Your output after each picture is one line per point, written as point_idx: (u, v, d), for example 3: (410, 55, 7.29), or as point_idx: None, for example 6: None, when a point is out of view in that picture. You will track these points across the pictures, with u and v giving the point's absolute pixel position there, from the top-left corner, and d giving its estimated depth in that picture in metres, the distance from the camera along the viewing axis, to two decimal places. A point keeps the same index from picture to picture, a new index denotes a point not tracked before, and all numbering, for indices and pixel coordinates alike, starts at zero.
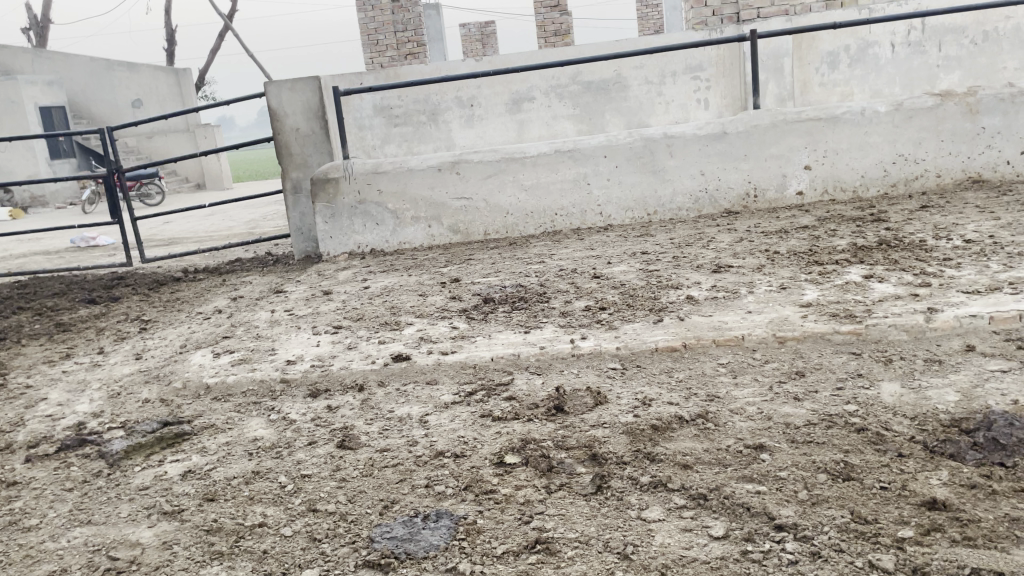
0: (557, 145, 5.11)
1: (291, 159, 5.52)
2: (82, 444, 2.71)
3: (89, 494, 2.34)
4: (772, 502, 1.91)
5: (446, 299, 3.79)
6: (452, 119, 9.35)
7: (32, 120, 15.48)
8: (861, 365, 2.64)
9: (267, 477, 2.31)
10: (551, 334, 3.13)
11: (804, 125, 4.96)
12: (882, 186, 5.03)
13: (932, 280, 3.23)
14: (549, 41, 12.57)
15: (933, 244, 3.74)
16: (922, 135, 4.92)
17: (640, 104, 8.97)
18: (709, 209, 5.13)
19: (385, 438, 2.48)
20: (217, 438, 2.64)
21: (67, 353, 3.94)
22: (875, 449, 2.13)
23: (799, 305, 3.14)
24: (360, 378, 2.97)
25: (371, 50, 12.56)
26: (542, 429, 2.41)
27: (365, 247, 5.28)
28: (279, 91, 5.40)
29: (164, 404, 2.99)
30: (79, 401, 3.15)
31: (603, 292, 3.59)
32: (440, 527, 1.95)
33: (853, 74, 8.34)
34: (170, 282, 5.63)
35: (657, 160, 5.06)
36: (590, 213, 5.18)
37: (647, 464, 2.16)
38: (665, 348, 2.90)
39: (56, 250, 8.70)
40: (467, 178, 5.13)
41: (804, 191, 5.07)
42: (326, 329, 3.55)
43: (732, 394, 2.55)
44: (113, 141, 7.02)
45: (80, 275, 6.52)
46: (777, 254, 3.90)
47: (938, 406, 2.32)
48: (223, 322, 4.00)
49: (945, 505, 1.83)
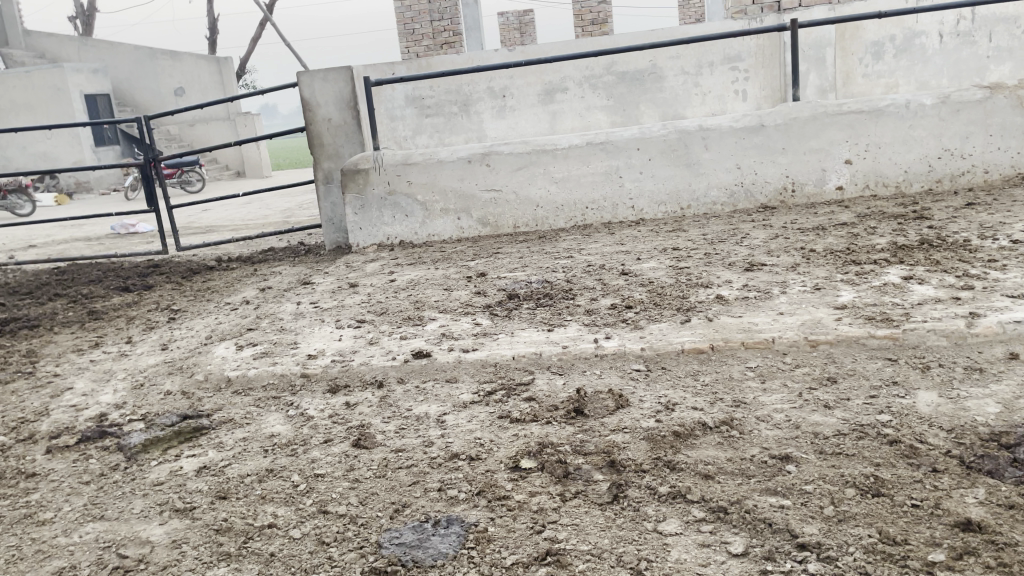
0: (588, 137, 5.02)
1: (323, 150, 5.50)
2: (102, 436, 2.71)
3: (105, 488, 2.34)
4: (796, 518, 1.83)
5: (471, 294, 3.74)
6: (484, 110, 9.26)
7: (76, 107, 15.74)
8: (897, 372, 2.53)
9: (281, 476, 2.28)
10: (574, 332, 3.06)
11: (845, 118, 4.80)
12: (926, 181, 4.85)
13: (975, 282, 3.09)
14: (585, 30, 12.43)
15: (978, 244, 3.59)
16: (970, 129, 4.74)
17: (676, 95, 8.85)
18: (745, 203, 5.00)
19: (401, 437, 2.44)
20: (234, 433, 2.62)
21: (96, 342, 3.97)
22: (908, 463, 2.03)
23: (834, 306, 3.03)
24: (380, 374, 2.93)
25: (407, 39, 12.53)
26: (561, 432, 2.35)
27: (394, 239, 5.25)
28: (312, 81, 5.38)
29: (185, 397, 2.98)
30: (102, 392, 3.16)
31: (630, 289, 3.51)
32: (450, 534, 1.91)
33: (899, 65, 8.22)
34: (203, 271, 5.66)
35: (692, 152, 4.94)
36: (622, 207, 5.08)
37: (667, 472, 2.09)
38: (691, 349, 2.81)
39: (96, 237, 8.82)
40: (497, 170, 5.06)
41: (844, 186, 4.91)
42: (349, 323, 3.52)
43: (760, 400, 2.46)
44: (150, 129, 7.06)
45: (117, 262, 6.60)
46: (813, 253, 3.77)
47: (978, 418, 2.20)
48: (249, 313, 4.00)
49: (980, 527, 1.73)
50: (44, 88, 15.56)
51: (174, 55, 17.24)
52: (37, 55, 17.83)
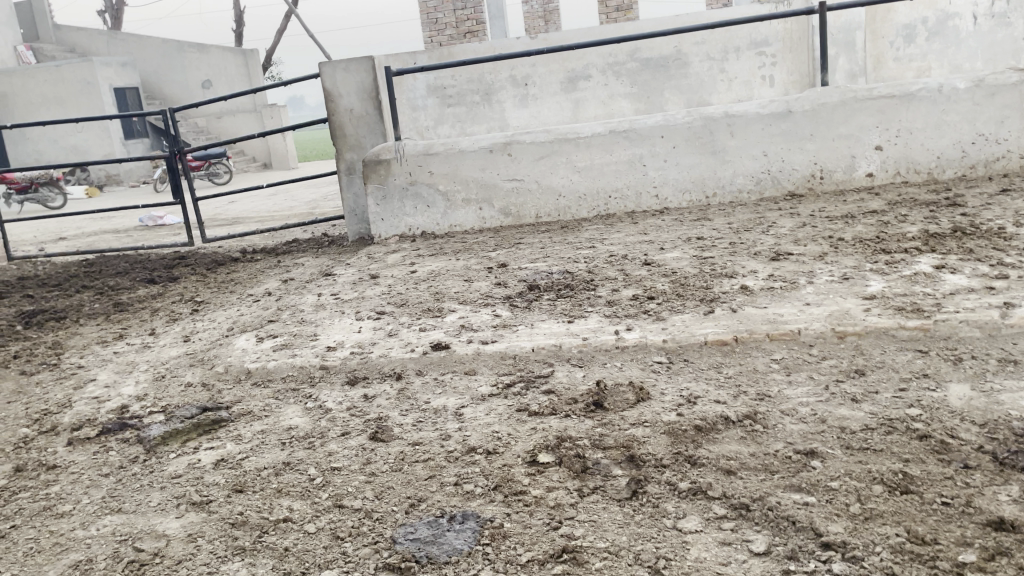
0: (612, 125, 4.95)
1: (344, 141, 5.49)
2: (123, 428, 2.72)
3: (123, 480, 2.34)
4: (821, 516, 1.77)
5: (491, 285, 3.71)
6: (506, 99, 9.17)
7: (106, 101, 15.95)
8: (927, 364, 2.46)
9: (297, 469, 2.26)
10: (595, 324, 3.01)
11: (876, 103, 4.68)
12: (960, 167, 4.72)
13: (1011, 272, 2.99)
14: (610, 17, 12.30)
15: (1013, 231, 3.48)
16: (1005, 113, 4.60)
17: (701, 81, 8.81)
18: (771, 191, 4.91)
19: (418, 431, 2.41)
20: (253, 426, 2.61)
21: (120, 334, 3.99)
22: (938, 459, 1.96)
23: (862, 297, 2.95)
24: (398, 367, 2.91)
25: (430, 28, 12.48)
26: (580, 426, 2.31)
27: (416, 230, 5.23)
28: (334, 72, 5.37)
29: (206, 389, 2.98)
30: (124, 383, 3.18)
31: (653, 280, 3.45)
32: (465, 529, 1.88)
33: (931, 49, 8.64)
34: (227, 262, 5.68)
35: (717, 140, 4.86)
36: (646, 195, 5.01)
37: (688, 468, 2.04)
38: (715, 341, 2.75)
39: (125, 229, 8.91)
40: (519, 159, 5.02)
41: (874, 172, 4.80)
42: (369, 314, 3.51)
43: (784, 394, 2.39)
44: (175, 122, 7.08)
45: (144, 255, 6.64)
46: (841, 242, 3.68)
47: (1011, 412, 2.12)
48: (271, 305, 4.01)
49: (1014, 526, 1.67)
50: (75, 82, 15.75)
51: (201, 48, 17.31)
52: (67, 50, 18.04)
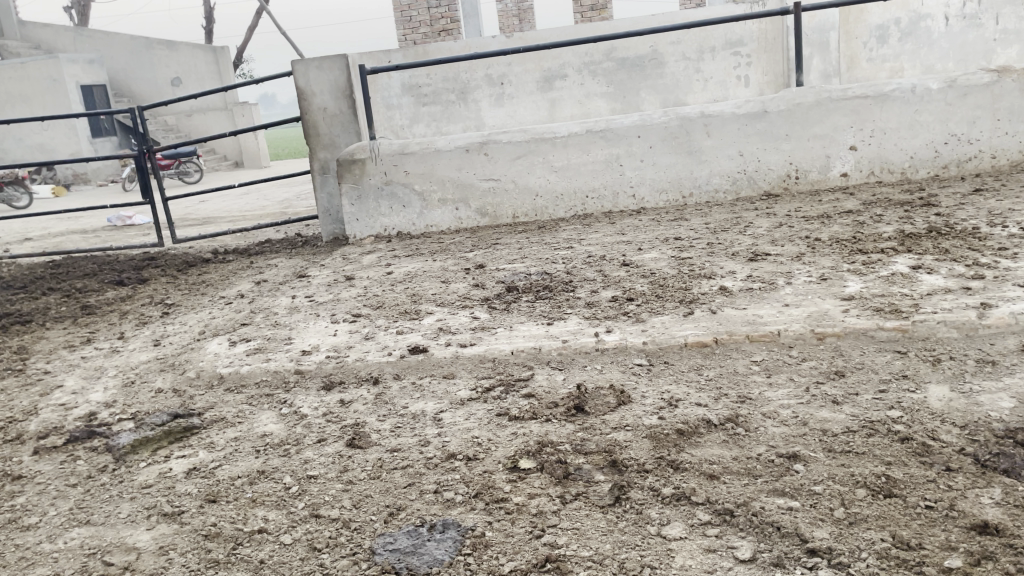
0: (588, 125, 4.92)
1: (318, 140, 5.42)
2: (91, 436, 2.65)
3: (92, 491, 2.27)
4: (806, 522, 1.76)
5: (469, 286, 3.67)
6: (482, 98, 9.10)
7: (73, 98, 15.67)
8: (906, 365, 2.46)
9: (272, 478, 2.21)
10: (574, 326, 2.98)
11: (850, 104, 4.70)
12: (933, 167, 4.76)
13: (986, 272, 3.01)
14: (584, 16, 12.29)
15: (987, 231, 3.50)
16: (977, 114, 4.64)
17: (676, 81, 8.82)
18: (748, 191, 4.92)
19: (397, 437, 2.37)
20: (226, 433, 2.55)
21: (88, 338, 3.90)
22: (920, 461, 1.95)
23: (840, 297, 2.95)
24: (375, 370, 2.86)
25: (404, 26, 12.41)
26: (561, 430, 2.28)
27: (392, 231, 5.17)
28: (307, 70, 5.28)
29: (177, 395, 2.91)
30: (92, 390, 3.09)
31: (632, 281, 3.43)
32: (446, 539, 1.84)
33: (904, 49, 8.75)
34: (199, 263, 5.58)
35: (693, 140, 4.85)
36: (623, 196, 5.00)
37: (671, 473, 2.02)
38: (695, 343, 2.73)
39: (93, 229, 8.74)
40: (496, 159, 4.98)
41: (849, 172, 4.83)
42: (345, 317, 3.46)
43: (765, 396, 2.38)
44: (144, 120, 6.91)
45: (113, 255, 6.50)
46: (818, 242, 3.69)
47: (991, 414, 2.13)
48: (244, 308, 3.93)
49: (998, 530, 1.66)
50: (41, 80, 15.48)
51: (170, 45, 17.03)
52: (32, 46, 17.70)
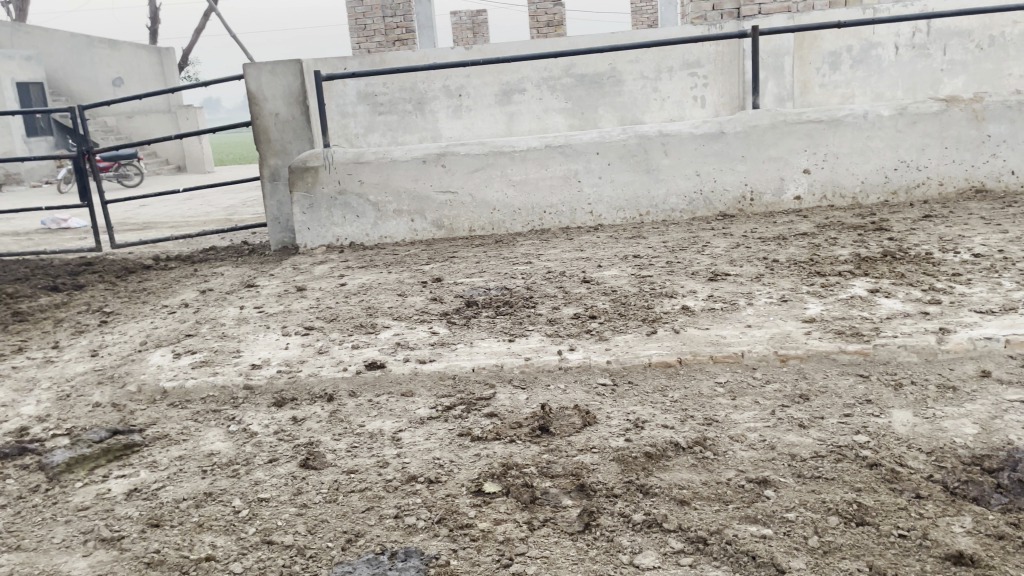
0: (547, 140, 4.90)
1: (270, 146, 5.27)
2: (22, 453, 2.48)
3: (22, 513, 2.12)
4: (781, 551, 1.72)
5: (426, 300, 3.58)
6: (438, 109, 8.96)
7: (9, 96, 15.15)
8: (869, 390, 2.45)
9: (220, 500, 2.09)
10: (537, 343, 2.92)
11: (804, 127, 4.77)
12: (883, 192, 4.85)
13: (943, 297, 3.05)
14: (540, 32, 12.33)
15: (940, 257, 3.56)
16: (925, 141, 4.75)
17: (634, 100, 8.64)
18: (703, 211, 4.93)
19: (353, 457, 2.26)
20: (170, 451, 2.41)
21: (20, 346, 3.68)
22: (890, 488, 1.94)
23: (802, 319, 2.95)
24: (329, 388, 2.74)
25: (358, 35, 12.28)
26: (526, 452, 2.21)
27: (345, 241, 5.04)
28: (259, 74, 5.14)
29: (116, 410, 2.75)
30: (24, 402, 2.91)
31: (593, 298, 3.39)
32: (408, 568, 1.75)
33: (856, 76, 7.78)
34: (140, 270, 5.36)
35: (651, 158, 4.86)
36: (580, 212, 4.97)
37: (640, 498, 1.96)
38: (659, 363, 2.70)
39: (25, 231, 8.37)
40: (453, 171, 4.91)
41: (802, 195, 4.88)
42: (297, 330, 3.33)
43: (732, 419, 2.35)
44: (83, 119, 6.60)
45: (47, 259, 6.20)
46: (776, 263, 3.71)
47: (956, 439, 2.13)
48: (189, 318, 3.77)
49: (973, 561, 1.64)
50: None
51: (113, 44, 16.72)
52: None
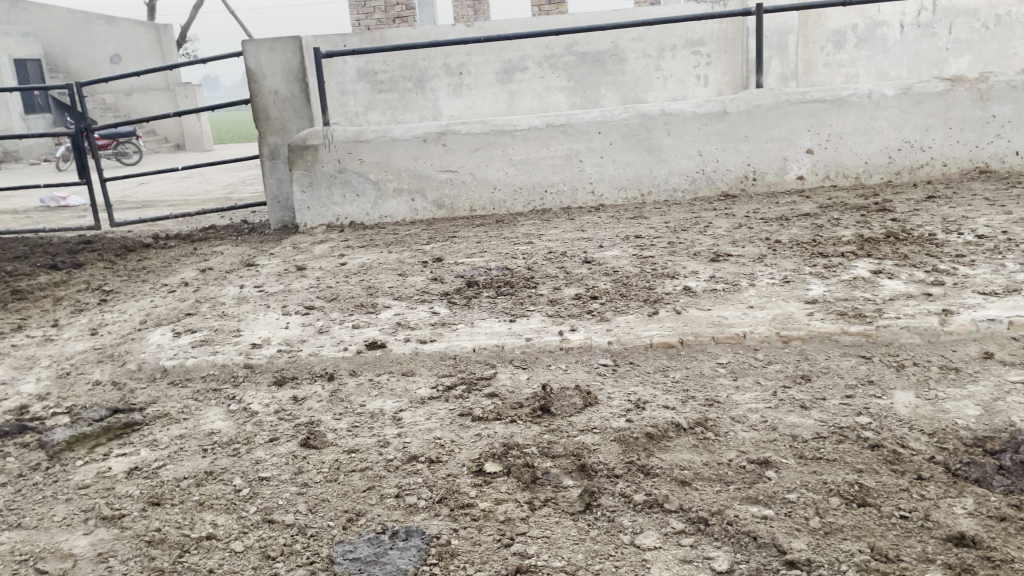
0: (549, 119, 4.86)
1: (269, 124, 5.23)
2: (22, 431, 2.47)
3: (23, 492, 2.12)
4: (782, 532, 1.72)
5: (427, 280, 3.57)
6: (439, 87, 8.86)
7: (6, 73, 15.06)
8: (871, 371, 2.45)
9: (221, 479, 2.08)
10: (537, 324, 2.91)
11: (808, 107, 4.73)
12: (886, 172, 4.82)
13: (946, 278, 3.03)
14: (542, 9, 12.22)
15: (943, 238, 3.54)
16: (930, 121, 4.71)
17: (637, 78, 8.61)
18: (705, 191, 4.91)
19: (354, 437, 2.26)
20: (170, 430, 2.41)
21: (19, 324, 3.67)
22: (891, 469, 1.93)
23: (804, 300, 2.94)
24: (330, 367, 2.74)
25: (357, 12, 12.17)
26: (526, 432, 2.20)
27: (345, 220, 5.02)
28: (258, 51, 5.09)
29: (116, 388, 2.75)
30: (24, 381, 2.90)
31: (594, 279, 3.37)
32: (409, 547, 1.75)
33: (860, 55, 7.74)
34: (139, 248, 5.34)
35: (653, 138, 4.82)
36: (581, 192, 4.94)
37: (641, 478, 1.96)
38: (660, 344, 2.69)
39: (23, 210, 8.33)
40: (454, 150, 4.88)
41: (805, 175, 4.85)
42: (297, 309, 3.31)
43: (733, 400, 2.34)
44: (80, 97, 6.54)
45: (46, 237, 6.18)
46: (778, 244, 3.69)
47: (958, 421, 2.13)
48: (189, 297, 3.75)
49: (974, 542, 1.64)
50: None
51: (110, 21, 16.29)
52: None
